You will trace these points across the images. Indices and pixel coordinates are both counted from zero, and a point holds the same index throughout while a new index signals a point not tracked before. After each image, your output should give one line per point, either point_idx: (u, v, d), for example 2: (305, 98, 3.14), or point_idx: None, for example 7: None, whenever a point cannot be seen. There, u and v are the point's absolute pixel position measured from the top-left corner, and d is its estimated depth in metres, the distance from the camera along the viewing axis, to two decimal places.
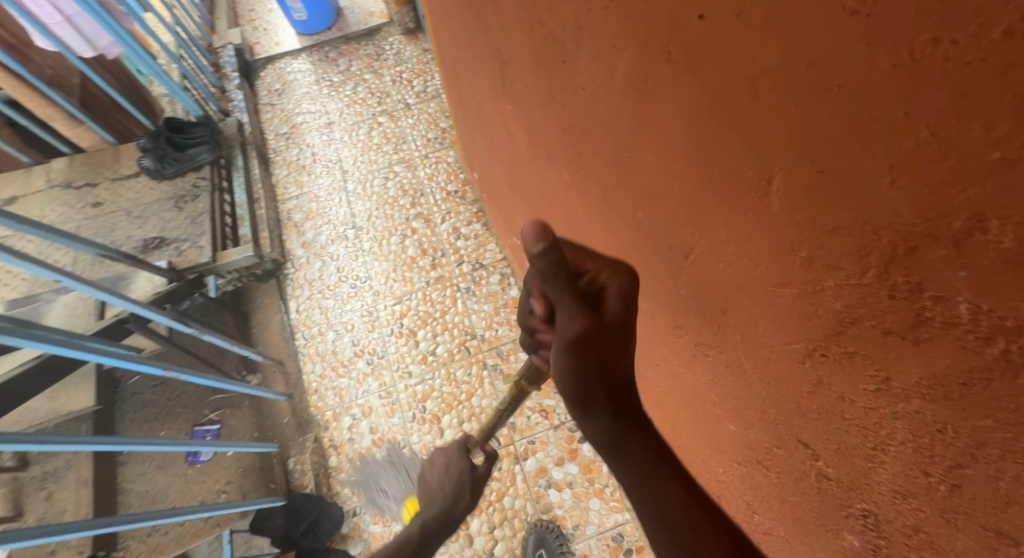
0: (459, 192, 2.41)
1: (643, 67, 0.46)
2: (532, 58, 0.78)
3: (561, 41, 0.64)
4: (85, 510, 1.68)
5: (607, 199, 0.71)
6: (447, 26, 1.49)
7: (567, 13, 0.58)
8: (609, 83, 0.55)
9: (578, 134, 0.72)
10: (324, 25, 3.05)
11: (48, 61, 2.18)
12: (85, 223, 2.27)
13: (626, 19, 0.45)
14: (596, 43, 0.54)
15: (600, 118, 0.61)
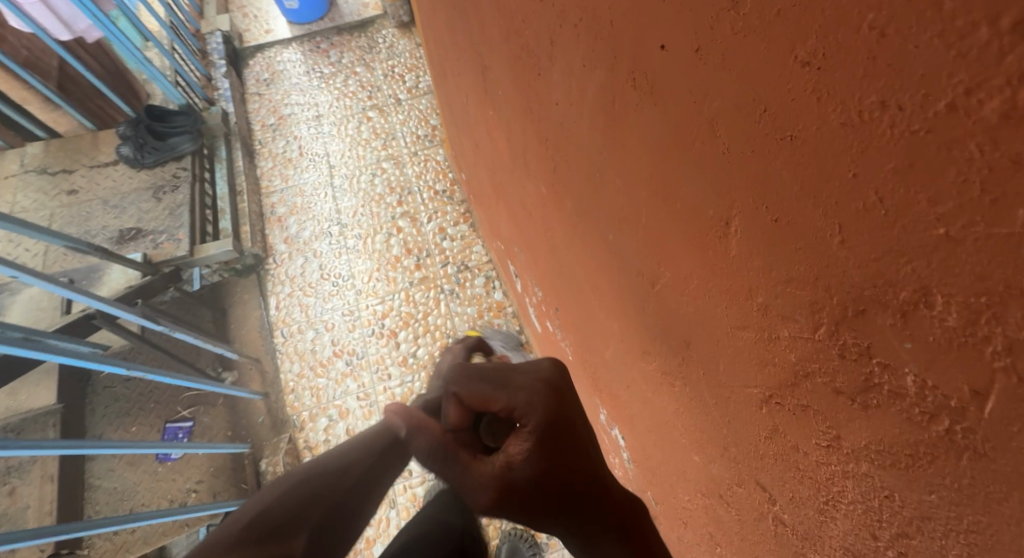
0: (447, 191, 2.40)
1: (610, 92, 0.45)
2: (511, 69, 0.77)
3: (535, 53, 0.62)
4: (48, 506, 1.66)
5: (581, 218, 0.69)
6: (434, 25, 1.46)
7: (540, 27, 0.56)
8: (579, 101, 0.53)
9: (553, 150, 0.70)
10: (316, 15, 3.00)
11: (24, 40, 2.10)
12: (59, 211, 2.21)
13: (594, 40, 0.44)
14: (567, 60, 0.52)
15: (573, 135, 0.60)
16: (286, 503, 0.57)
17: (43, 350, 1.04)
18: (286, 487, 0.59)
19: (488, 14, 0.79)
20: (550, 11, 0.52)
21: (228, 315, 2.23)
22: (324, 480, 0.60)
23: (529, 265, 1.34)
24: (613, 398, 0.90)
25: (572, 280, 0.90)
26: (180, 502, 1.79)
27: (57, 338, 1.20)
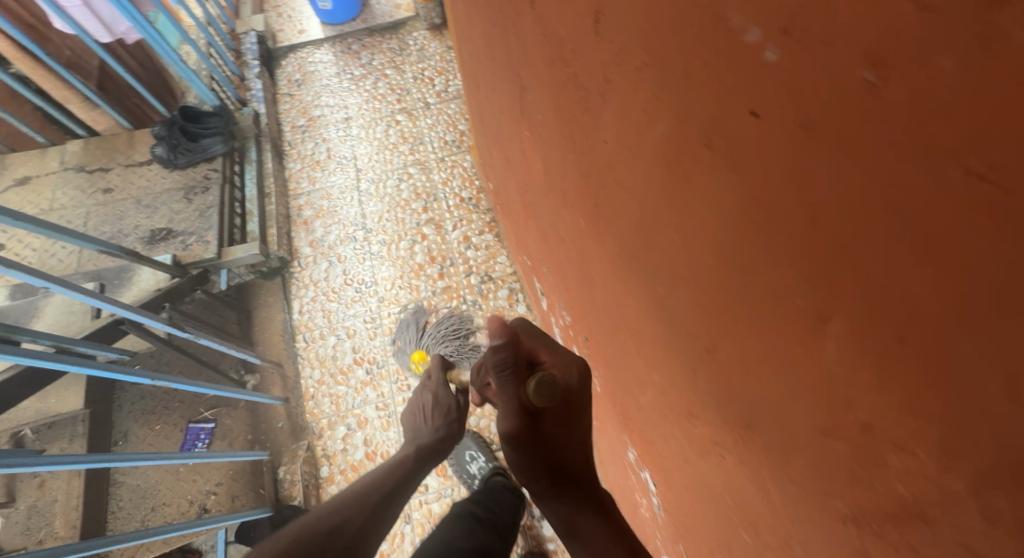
0: (473, 199, 2.37)
1: (675, 145, 0.40)
2: (552, 96, 0.73)
3: (584, 87, 0.57)
4: (76, 500, 1.67)
5: (624, 260, 0.64)
6: (468, 34, 1.42)
7: (592, 60, 0.52)
8: (633, 145, 0.49)
9: (596, 186, 0.66)
10: (349, 17, 3.00)
11: (67, 41, 2.13)
12: (94, 210, 2.24)
13: (660, 87, 0.39)
14: (623, 101, 0.48)
15: (623, 178, 0.55)
16: (303, 543, 0.73)
17: (71, 364, 1.02)
18: (298, 531, 0.75)
19: (530, 35, 0.75)
20: (606, 46, 0.47)
21: (253, 318, 2.24)
22: (324, 531, 0.76)
23: (557, 286, 1.30)
24: (645, 442, 0.85)
25: (607, 316, 0.86)
26: (199, 504, 1.82)
27: (85, 345, 1.21)
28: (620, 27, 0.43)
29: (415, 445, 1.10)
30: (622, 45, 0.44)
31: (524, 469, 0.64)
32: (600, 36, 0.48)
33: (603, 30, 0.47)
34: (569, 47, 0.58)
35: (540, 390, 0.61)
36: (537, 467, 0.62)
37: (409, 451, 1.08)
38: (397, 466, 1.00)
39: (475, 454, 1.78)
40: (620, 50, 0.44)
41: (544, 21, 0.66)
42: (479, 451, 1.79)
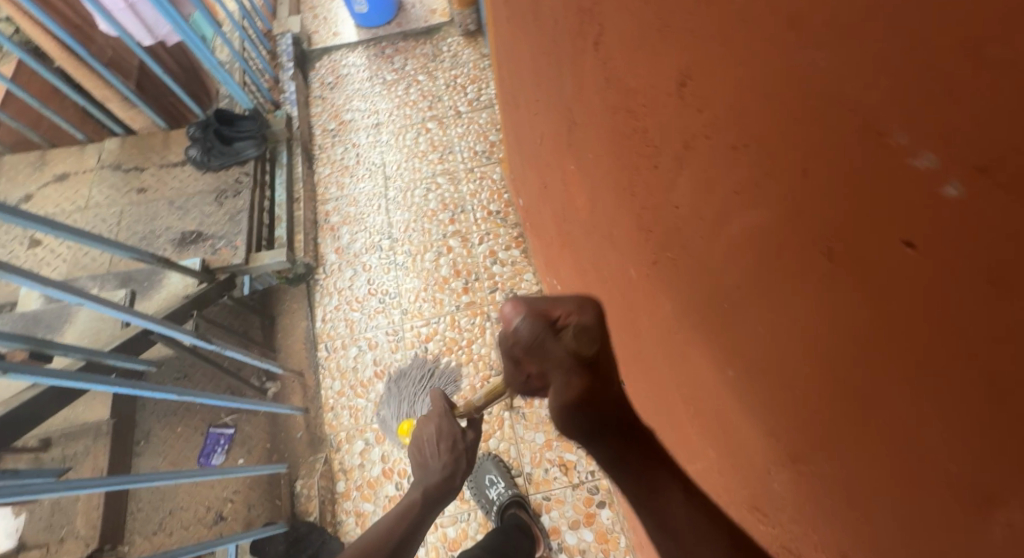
0: (501, 213, 2.33)
1: (778, 240, 0.36)
2: (610, 140, 0.69)
3: (654, 146, 0.53)
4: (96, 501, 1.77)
5: (684, 326, 0.60)
6: (508, 50, 1.38)
7: (669, 121, 0.48)
8: (715, 222, 0.45)
9: (656, 244, 0.62)
10: (384, 20, 2.99)
11: (109, 41, 2.20)
12: (128, 209, 2.27)
13: (766, 176, 0.35)
14: (706, 174, 0.44)
15: (694, 249, 0.51)
16: None
17: (80, 380, 0.98)
18: None
19: (588, 74, 0.71)
20: (691, 114, 0.43)
21: (276, 324, 2.24)
22: None
23: None
24: None
25: (653, 368, 0.81)
26: (216, 511, 1.85)
27: (114, 358, 1.21)
28: (713, 100, 0.39)
29: (421, 488, 1.02)
30: (714, 118, 0.39)
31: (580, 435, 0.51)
32: (683, 101, 0.44)
33: (689, 96, 0.43)
34: (638, 100, 0.54)
35: (578, 336, 0.50)
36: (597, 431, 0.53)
37: (415, 496, 1.01)
38: (402, 516, 0.95)
39: (495, 477, 1.73)
40: (711, 124, 0.40)
41: (608, 64, 0.62)
42: (500, 475, 1.74)
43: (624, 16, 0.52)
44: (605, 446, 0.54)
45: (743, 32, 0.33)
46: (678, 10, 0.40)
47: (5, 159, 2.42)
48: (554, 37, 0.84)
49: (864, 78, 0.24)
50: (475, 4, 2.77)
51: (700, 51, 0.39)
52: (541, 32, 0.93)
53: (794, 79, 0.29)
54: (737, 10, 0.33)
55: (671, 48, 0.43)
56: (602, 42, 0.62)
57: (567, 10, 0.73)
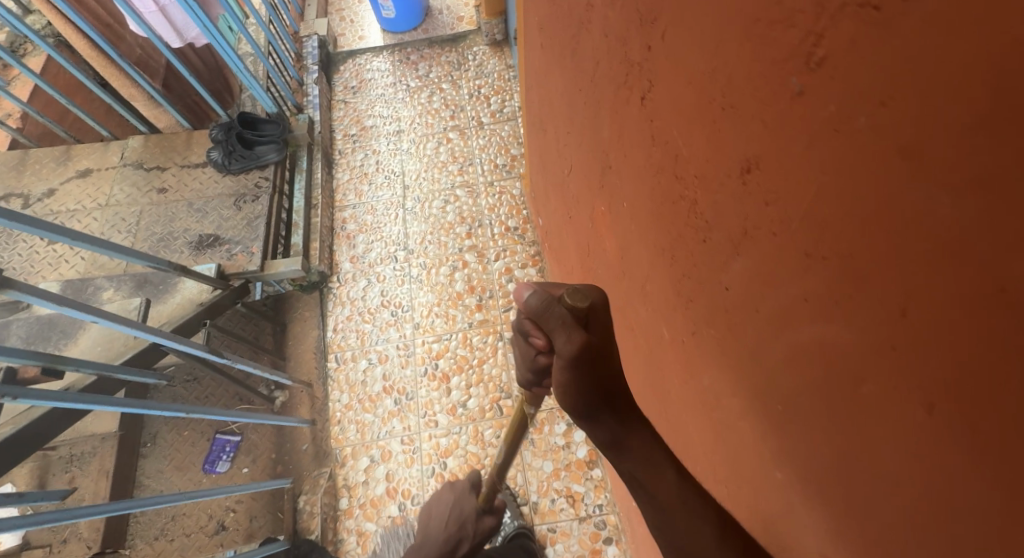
0: (519, 229, 2.30)
1: (862, 370, 0.32)
2: (651, 197, 0.66)
3: (706, 221, 0.50)
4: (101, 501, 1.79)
5: (723, 405, 0.57)
6: (539, 74, 1.35)
7: (727, 203, 0.45)
8: (775, 323, 0.41)
9: (697, 316, 0.59)
10: (411, 25, 2.98)
11: (139, 40, 2.21)
12: (148, 209, 2.25)
13: (851, 299, 0.31)
14: (768, 271, 0.41)
15: (745, 337, 0.48)
16: None
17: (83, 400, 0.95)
18: None
19: (631, 125, 0.68)
20: (755, 205, 0.40)
21: (287, 331, 2.22)
22: None
23: None
24: None
25: (679, 430, 0.77)
26: (217, 520, 1.83)
27: (126, 373, 1.20)
28: (787, 201, 0.36)
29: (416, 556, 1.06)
30: (785, 218, 0.36)
31: (579, 404, 0.52)
32: (746, 189, 0.41)
33: (752, 185, 0.40)
34: (691, 171, 0.52)
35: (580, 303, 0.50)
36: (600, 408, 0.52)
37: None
38: None
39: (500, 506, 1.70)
40: (782, 225, 0.37)
41: (656, 123, 0.59)
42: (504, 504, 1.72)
43: (682, 84, 0.50)
44: (605, 424, 0.52)
45: (829, 146, 0.30)
46: (750, 98, 0.38)
47: (30, 153, 2.37)
48: (593, 78, 0.81)
49: (990, 244, 0.21)
50: (504, 14, 2.74)
51: (774, 147, 0.36)
52: (578, 68, 0.90)
53: (890, 217, 0.26)
54: (824, 120, 0.30)
55: (738, 134, 0.41)
56: (650, 100, 0.59)
57: (611, 57, 0.70)
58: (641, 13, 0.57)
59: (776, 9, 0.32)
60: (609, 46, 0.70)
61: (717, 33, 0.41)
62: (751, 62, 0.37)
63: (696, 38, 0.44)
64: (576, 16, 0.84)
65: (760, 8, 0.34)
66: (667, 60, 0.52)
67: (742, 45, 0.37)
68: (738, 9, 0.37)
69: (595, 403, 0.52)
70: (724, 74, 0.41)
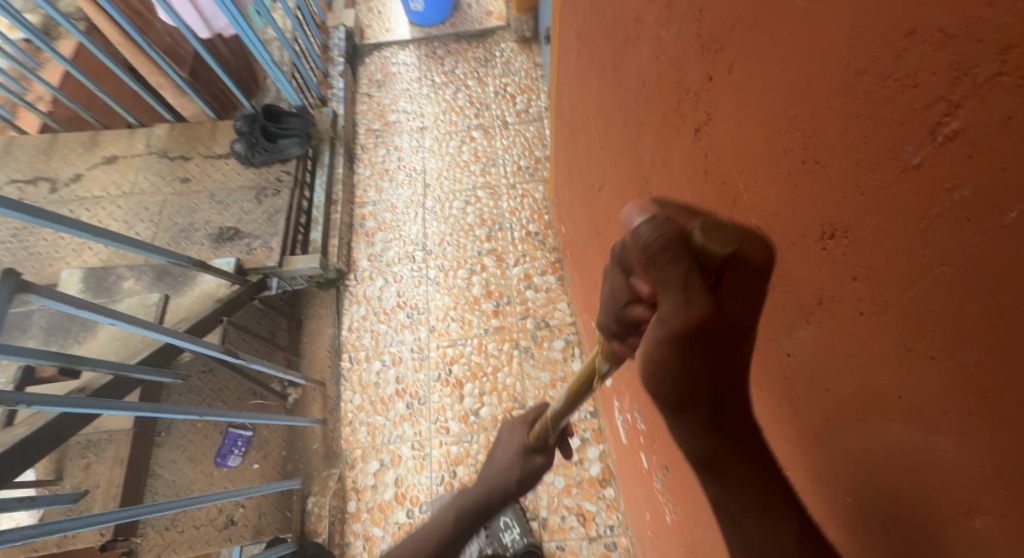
0: (540, 235, 2.25)
1: (976, 494, 0.28)
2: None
3: (769, 278, 0.47)
4: (115, 490, 1.76)
5: (777, 467, 0.52)
6: (573, 81, 1.30)
7: (801, 264, 0.41)
8: (857, 407, 0.37)
9: (750, 369, 0.54)
10: (438, 19, 2.93)
11: (169, 30, 2.24)
12: (171, 199, 2.22)
13: (970, 414, 0.27)
14: (852, 350, 0.37)
15: (808, 408, 0.44)
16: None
17: (100, 405, 0.95)
18: None
19: (679, 154, 0.64)
20: (838, 275, 0.36)
21: (303, 327, 2.22)
22: None
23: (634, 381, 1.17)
24: None
25: None
26: (227, 514, 1.82)
27: (145, 372, 1.19)
28: (886, 282, 0.32)
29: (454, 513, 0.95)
30: (883, 300, 0.32)
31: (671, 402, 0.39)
32: (828, 255, 0.37)
33: (837, 253, 0.36)
34: (756, 219, 0.47)
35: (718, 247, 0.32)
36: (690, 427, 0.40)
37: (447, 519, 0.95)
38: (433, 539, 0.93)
39: (509, 522, 1.66)
40: (877, 305, 0.33)
41: (712, 159, 0.55)
42: (514, 518, 1.67)
43: (751, 124, 0.45)
44: (699, 439, 0.40)
45: (955, 235, 0.26)
46: (843, 160, 0.34)
47: (58, 137, 2.36)
48: (638, 96, 0.76)
49: None
50: (533, 11, 2.68)
51: (875, 220, 0.32)
52: (619, 83, 0.85)
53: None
54: (952, 206, 0.26)
55: (823, 194, 0.37)
56: (707, 133, 0.55)
57: (661, 78, 0.65)
58: (703, 39, 0.52)
59: (894, 65, 0.28)
60: (660, 67, 0.65)
61: (804, 80, 0.36)
62: (851, 121, 0.32)
63: (777, 79, 0.40)
64: (622, 30, 0.79)
65: (869, 61, 0.30)
66: (733, 94, 0.48)
67: (839, 99, 0.33)
68: (836, 56, 0.32)
69: (690, 406, 0.39)
70: (810, 127, 0.37)
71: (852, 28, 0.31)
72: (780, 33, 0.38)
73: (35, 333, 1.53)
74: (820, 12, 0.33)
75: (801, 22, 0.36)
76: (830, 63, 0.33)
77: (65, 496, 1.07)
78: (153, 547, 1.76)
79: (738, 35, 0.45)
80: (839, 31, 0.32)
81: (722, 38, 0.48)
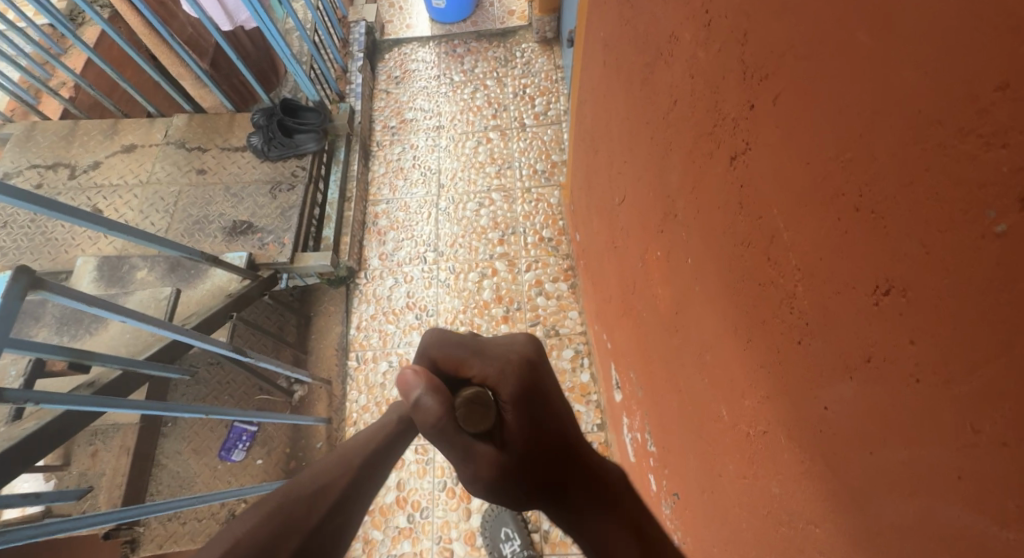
0: (553, 240, 2.22)
1: None
2: (727, 268, 0.59)
3: (809, 325, 0.43)
4: (120, 479, 1.77)
5: (802, 523, 0.50)
6: (596, 90, 1.27)
7: (847, 316, 0.38)
8: (907, 480, 0.34)
9: (778, 415, 0.52)
10: (460, 17, 2.91)
11: (190, 20, 2.25)
12: (187, 190, 2.21)
13: None
14: (903, 418, 0.33)
15: (844, 469, 0.41)
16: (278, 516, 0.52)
17: (106, 406, 0.94)
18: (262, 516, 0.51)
19: (711, 181, 0.61)
20: (892, 335, 0.33)
21: (312, 324, 2.21)
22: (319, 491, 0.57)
23: (645, 402, 1.14)
24: None
25: (724, 514, 0.72)
26: (229, 508, 1.79)
27: (152, 367, 1.18)
28: (950, 353, 0.29)
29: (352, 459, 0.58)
30: (947, 371, 0.29)
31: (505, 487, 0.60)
32: (880, 312, 0.34)
33: (891, 312, 0.33)
34: (795, 261, 0.44)
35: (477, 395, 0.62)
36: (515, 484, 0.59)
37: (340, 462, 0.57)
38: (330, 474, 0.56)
39: (510, 533, 1.63)
40: (939, 375, 0.30)
41: (748, 189, 0.52)
42: (515, 530, 1.64)
43: (796, 160, 0.42)
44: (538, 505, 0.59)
45: None
46: (906, 214, 0.31)
47: (78, 123, 2.36)
48: (668, 115, 0.73)
49: None
50: (557, 13, 2.64)
51: (943, 286, 0.29)
52: (648, 98, 0.82)
53: None
54: None
55: (878, 245, 0.34)
56: (744, 161, 0.52)
57: (696, 100, 0.62)
58: (746, 65, 0.49)
59: (977, 120, 0.25)
60: (694, 88, 0.62)
61: (864, 123, 0.33)
62: (918, 172, 0.29)
63: (831, 117, 0.37)
64: (654, 45, 0.76)
65: (945, 110, 0.27)
66: (778, 126, 0.45)
67: (906, 148, 0.30)
68: (905, 101, 0.29)
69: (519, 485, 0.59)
70: (868, 173, 0.34)
71: (927, 73, 0.27)
72: (837, 70, 0.35)
73: (48, 322, 1.53)
74: (889, 52, 0.30)
75: (864, 60, 0.32)
76: (898, 108, 0.30)
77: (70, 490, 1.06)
78: (156, 537, 1.77)
79: (787, 65, 0.42)
80: (912, 73, 0.28)
81: (769, 65, 0.45)
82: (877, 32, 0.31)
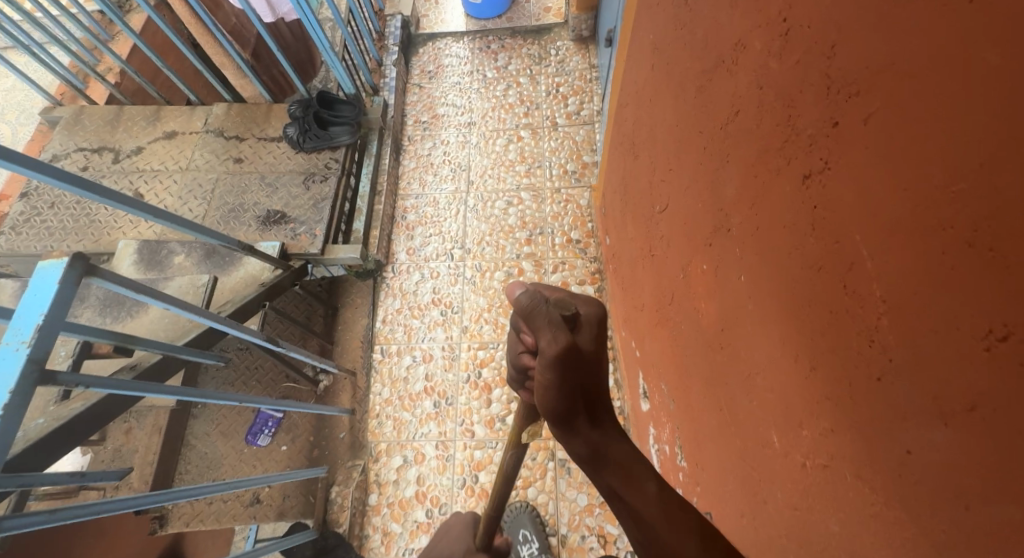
0: (581, 243, 2.21)
1: None
2: (792, 291, 0.57)
3: (896, 363, 0.42)
4: (151, 457, 1.81)
5: None
6: (641, 94, 1.25)
7: (947, 358, 0.37)
8: (1013, 543, 0.33)
9: (846, 450, 0.51)
10: (495, 13, 2.90)
11: (235, 10, 2.28)
12: (224, 177, 2.25)
13: None
14: (1014, 480, 0.32)
15: (933, 518, 0.40)
16: None
17: (147, 391, 0.95)
18: None
19: (777, 201, 0.59)
20: (1007, 383, 0.32)
21: (339, 316, 2.23)
22: None
23: (677, 416, 1.12)
24: None
25: (768, 540, 0.71)
26: (254, 492, 1.85)
27: (191, 354, 1.20)
28: None
29: None
30: None
31: (558, 408, 0.51)
32: (991, 357, 0.33)
33: (1007, 359, 0.32)
34: (880, 292, 0.43)
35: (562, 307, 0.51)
36: (575, 405, 0.51)
37: None
38: None
39: (528, 535, 1.63)
40: None
41: (823, 211, 0.50)
42: (534, 532, 1.63)
43: (890, 188, 0.41)
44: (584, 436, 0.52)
45: None
46: None
47: (123, 109, 2.42)
48: (727, 126, 0.71)
49: None
50: (594, 11, 2.60)
51: None
52: (704, 108, 0.80)
53: None
54: None
55: (994, 287, 0.32)
56: (820, 181, 0.50)
57: (764, 112, 0.60)
58: (832, 81, 0.47)
59: None
60: (762, 99, 0.61)
61: (987, 152, 0.31)
62: None
63: (946, 143, 0.35)
64: (717, 53, 0.73)
65: None
66: (869, 147, 0.43)
67: None
68: None
69: (573, 408, 0.51)
70: (985, 205, 0.32)
71: None
72: (955, 95, 0.34)
73: (92, 304, 1.58)
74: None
75: (993, 83, 0.31)
76: None
77: (112, 472, 1.10)
78: (183, 515, 1.80)
79: (890, 85, 0.40)
80: None
81: (862, 82, 0.43)
82: (1012, 55, 0.29)
